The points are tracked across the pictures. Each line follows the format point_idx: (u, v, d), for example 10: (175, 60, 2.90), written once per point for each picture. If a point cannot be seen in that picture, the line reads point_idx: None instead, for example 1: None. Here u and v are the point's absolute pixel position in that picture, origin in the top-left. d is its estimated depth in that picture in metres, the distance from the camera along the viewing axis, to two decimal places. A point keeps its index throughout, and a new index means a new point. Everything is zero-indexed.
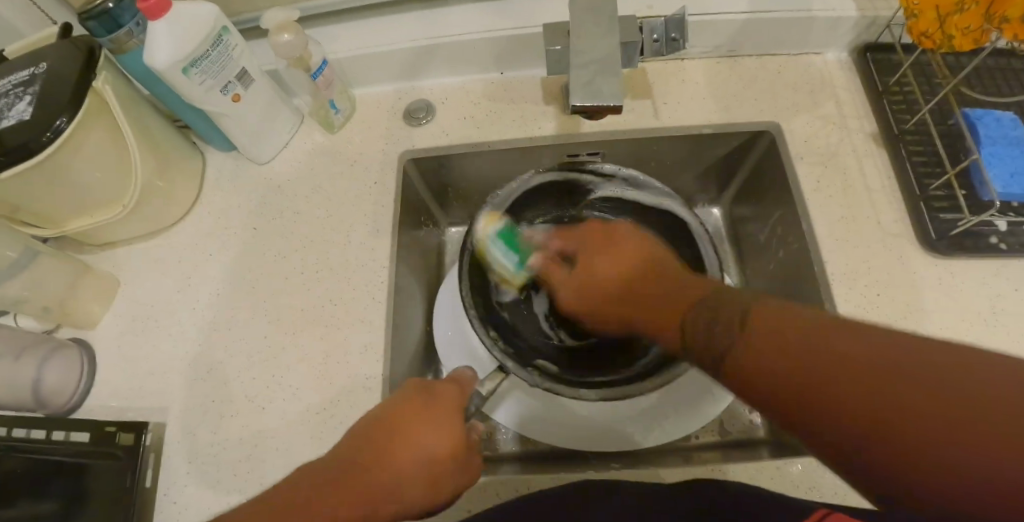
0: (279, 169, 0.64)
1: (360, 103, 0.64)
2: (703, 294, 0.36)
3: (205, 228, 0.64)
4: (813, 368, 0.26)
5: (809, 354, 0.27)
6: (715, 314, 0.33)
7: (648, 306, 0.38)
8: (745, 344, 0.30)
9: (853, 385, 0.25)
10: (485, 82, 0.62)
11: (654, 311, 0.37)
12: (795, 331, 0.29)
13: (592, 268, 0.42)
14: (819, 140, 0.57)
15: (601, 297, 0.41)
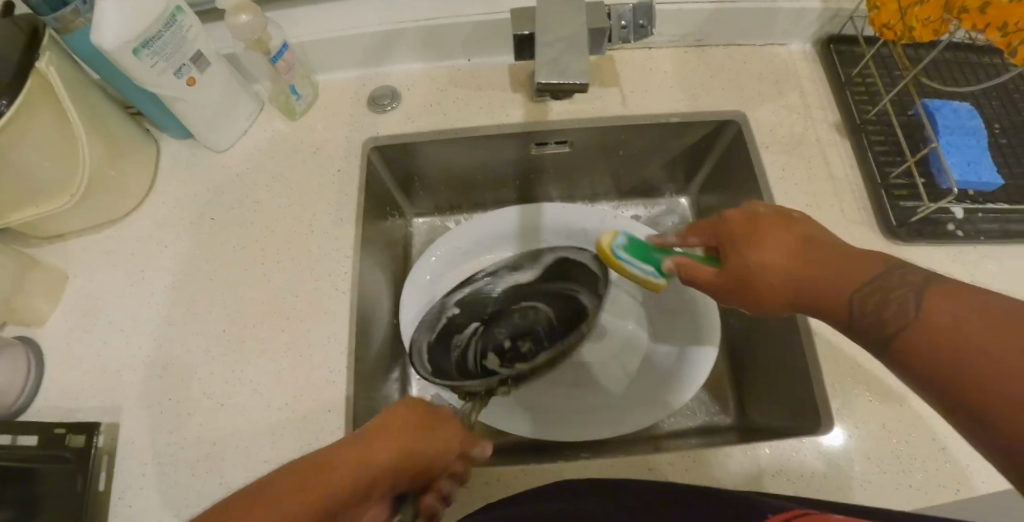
0: (239, 157, 0.61)
1: (323, 90, 0.62)
2: (770, 224, 0.38)
3: (160, 218, 0.61)
4: (989, 356, 0.25)
5: (976, 336, 0.26)
6: (903, 306, 0.31)
7: (821, 288, 0.35)
8: (919, 306, 0.30)
9: (906, 316, 0.30)
10: (452, 69, 0.61)
11: (824, 291, 0.34)
12: (990, 311, 0.27)
13: (748, 256, 0.38)
14: (783, 129, 0.57)
15: (774, 277, 0.36)
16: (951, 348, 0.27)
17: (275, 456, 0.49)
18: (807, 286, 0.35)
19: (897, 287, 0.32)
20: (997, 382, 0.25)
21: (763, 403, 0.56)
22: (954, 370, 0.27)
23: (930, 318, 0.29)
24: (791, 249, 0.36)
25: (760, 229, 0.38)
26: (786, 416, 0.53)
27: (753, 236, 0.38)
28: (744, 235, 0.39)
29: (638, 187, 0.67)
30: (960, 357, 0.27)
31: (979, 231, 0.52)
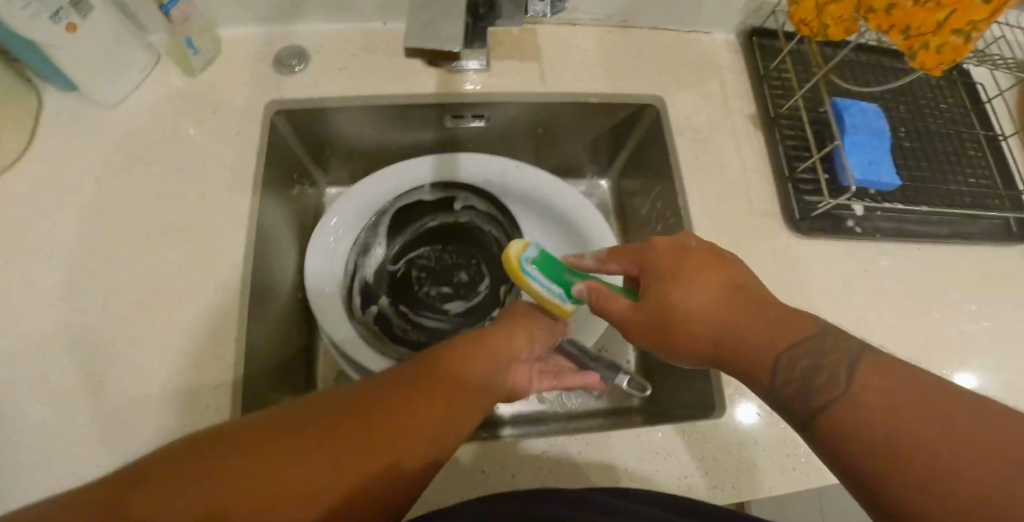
0: (130, 113, 0.56)
1: (226, 46, 0.57)
2: (716, 263, 0.39)
3: (34, 175, 0.55)
4: (905, 440, 0.27)
5: (905, 418, 0.27)
6: (831, 381, 0.32)
7: (750, 348, 0.35)
8: (851, 380, 0.31)
9: (854, 391, 0.30)
10: (367, 33, 0.58)
11: (744, 350, 0.35)
12: (913, 393, 0.28)
13: (670, 306, 0.38)
14: (701, 118, 0.57)
15: (700, 332, 0.37)
16: (895, 418, 0.28)
17: (144, 436, 0.45)
18: (735, 343, 0.36)
19: (832, 354, 0.33)
20: (946, 468, 0.26)
21: (666, 386, 0.57)
22: (895, 436, 0.27)
23: (858, 389, 0.30)
24: (716, 304, 0.37)
25: (682, 278, 0.38)
26: (684, 399, 0.54)
27: (687, 265, 0.39)
28: (683, 270, 0.39)
29: (560, 166, 0.67)
30: (888, 426, 0.28)
31: (876, 228, 0.55)
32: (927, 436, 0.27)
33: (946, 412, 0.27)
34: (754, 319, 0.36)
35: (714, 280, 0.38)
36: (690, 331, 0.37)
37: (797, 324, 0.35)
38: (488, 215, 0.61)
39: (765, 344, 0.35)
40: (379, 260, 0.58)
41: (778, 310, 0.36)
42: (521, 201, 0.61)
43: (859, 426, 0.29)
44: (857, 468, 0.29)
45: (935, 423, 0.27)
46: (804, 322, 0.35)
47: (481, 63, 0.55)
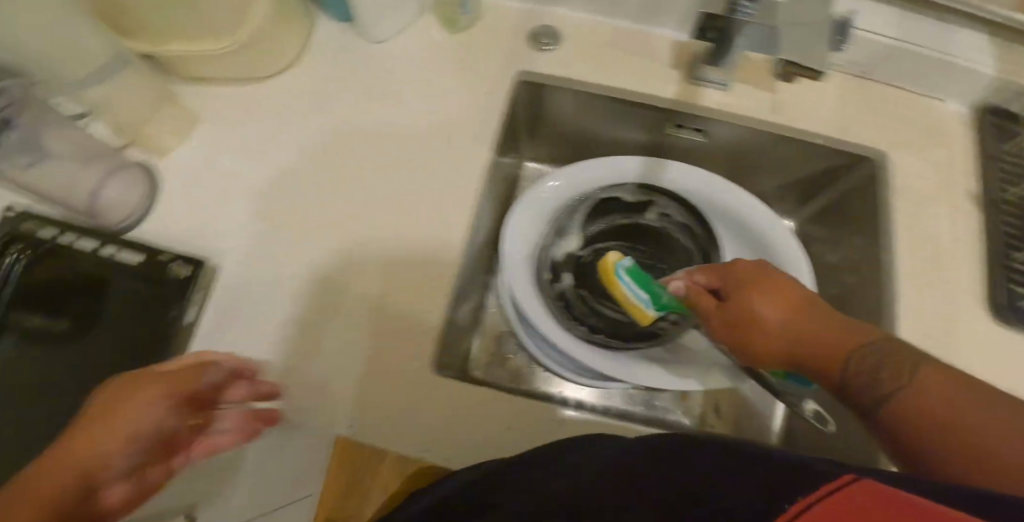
0: (390, 51, 0.62)
1: (487, 12, 0.62)
2: (801, 288, 0.41)
3: (300, 88, 0.63)
4: (954, 423, 0.29)
5: (949, 403, 0.30)
6: (895, 370, 0.33)
7: (815, 347, 0.38)
8: (910, 376, 0.32)
9: (913, 380, 0.32)
10: (616, 28, 0.61)
11: (816, 347, 0.38)
12: (965, 381, 0.31)
13: (749, 309, 0.41)
14: (920, 183, 0.58)
15: (770, 336, 0.40)
16: (963, 409, 0.29)
17: (365, 335, 0.51)
18: (799, 342, 0.39)
19: (894, 355, 0.34)
20: (998, 450, 0.27)
21: (815, 433, 0.58)
22: (949, 422, 0.29)
23: (913, 385, 0.32)
24: (784, 309, 0.40)
25: (762, 285, 0.42)
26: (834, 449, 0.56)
27: (770, 283, 0.42)
28: (766, 284, 0.42)
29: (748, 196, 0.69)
30: (948, 421, 0.29)
31: None
32: (974, 423, 0.28)
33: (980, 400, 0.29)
34: (827, 329, 0.38)
35: (782, 292, 0.41)
36: (770, 342, 0.40)
37: (861, 329, 0.37)
38: (680, 224, 0.65)
39: (831, 344, 0.37)
40: (571, 241, 0.66)
41: (847, 320, 0.38)
42: (718, 216, 0.64)
43: (923, 406, 0.31)
44: (916, 449, 0.31)
45: (976, 410, 0.28)
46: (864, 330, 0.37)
47: (725, 82, 0.58)
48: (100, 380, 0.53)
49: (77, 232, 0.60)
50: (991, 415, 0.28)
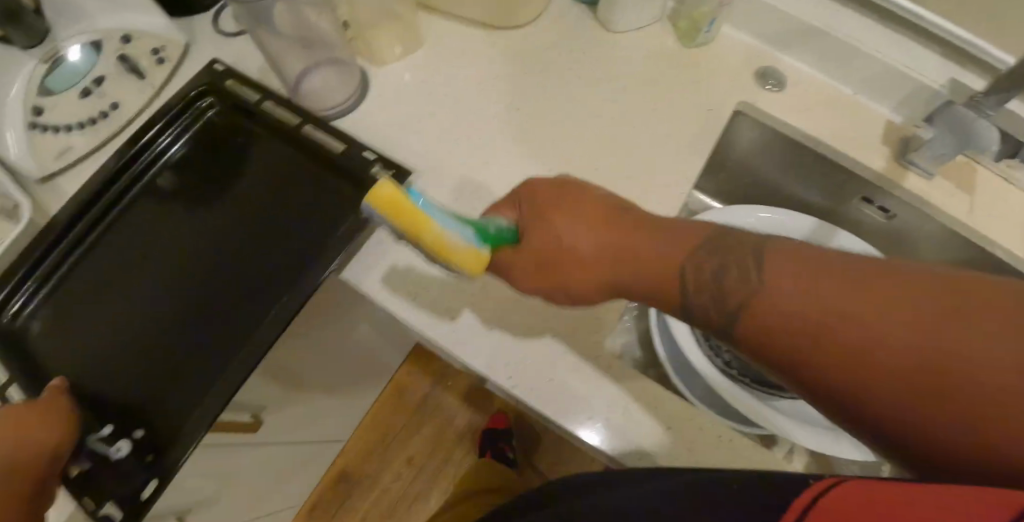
0: (623, 43, 0.66)
1: (721, 38, 0.66)
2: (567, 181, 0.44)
3: (528, 48, 0.66)
4: (875, 351, 0.30)
5: (840, 298, 0.32)
6: (744, 271, 0.37)
7: (683, 270, 0.39)
8: (794, 290, 0.34)
9: (818, 299, 0.33)
10: (836, 92, 0.64)
11: (715, 282, 0.38)
12: (847, 272, 0.33)
13: (568, 242, 0.41)
14: None
15: (562, 267, 0.41)
16: (892, 329, 0.30)
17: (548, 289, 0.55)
18: (658, 278, 0.40)
19: (777, 275, 0.35)
20: (923, 371, 0.29)
21: None
22: (884, 356, 0.30)
23: (807, 296, 0.33)
24: (593, 230, 0.41)
25: (551, 219, 0.41)
26: None
27: (575, 203, 0.42)
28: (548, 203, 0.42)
29: None
30: (883, 355, 0.30)
31: None
32: (898, 340, 0.29)
33: (912, 318, 0.29)
34: (688, 248, 0.39)
35: (593, 215, 0.41)
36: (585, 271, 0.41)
37: (684, 238, 0.40)
38: None
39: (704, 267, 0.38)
40: None
41: (668, 228, 0.41)
42: None
43: (832, 351, 0.32)
44: (847, 400, 0.32)
45: (908, 337, 0.29)
46: (768, 248, 0.37)
47: (930, 171, 0.60)
48: (277, 244, 0.58)
49: (275, 98, 0.62)
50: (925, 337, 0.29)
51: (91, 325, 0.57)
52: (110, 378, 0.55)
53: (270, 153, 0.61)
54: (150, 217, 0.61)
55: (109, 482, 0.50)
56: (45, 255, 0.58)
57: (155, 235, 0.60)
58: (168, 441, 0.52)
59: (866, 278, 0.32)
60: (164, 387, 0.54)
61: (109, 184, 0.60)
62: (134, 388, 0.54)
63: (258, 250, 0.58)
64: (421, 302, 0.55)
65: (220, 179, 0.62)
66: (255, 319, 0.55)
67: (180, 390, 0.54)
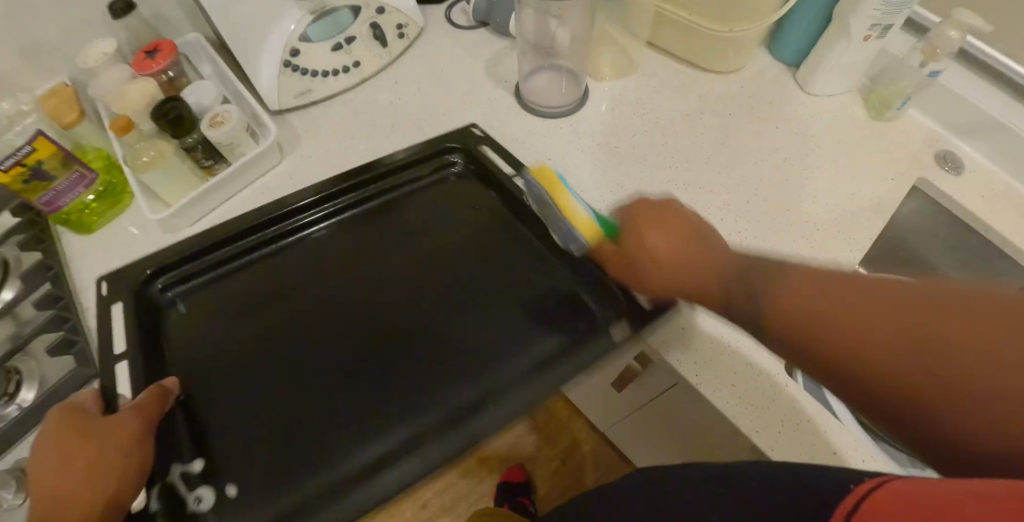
0: (815, 104, 0.73)
1: (906, 117, 0.72)
2: (666, 202, 0.50)
3: (729, 92, 0.73)
4: (895, 345, 0.31)
5: (867, 326, 0.33)
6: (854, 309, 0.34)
7: (779, 314, 0.38)
8: (845, 330, 0.34)
9: (864, 339, 0.33)
10: (1013, 186, 0.68)
11: (797, 325, 0.36)
12: (918, 303, 0.31)
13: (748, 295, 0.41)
14: None
15: (651, 263, 0.47)
16: (913, 349, 0.31)
17: None
18: (724, 295, 0.43)
19: (803, 292, 0.37)
20: (931, 388, 0.30)
21: None
22: (881, 346, 0.32)
23: (818, 304, 0.36)
24: (671, 239, 0.47)
25: (659, 215, 0.49)
26: None
27: (674, 222, 0.48)
28: (686, 242, 0.47)
29: None
30: (921, 368, 0.30)
31: None
32: (934, 343, 0.30)
33: (896, 311, 0.32)
34: (805, 283, 0.38)
35: (679, 237, 0.47)
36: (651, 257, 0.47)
37: (782, 270, 0.40)
38: None
39: (827, 335, 0.34)
40: None
41: (704, 241, 0.47)
42: None
43: (883, 381, 0.32)
44: (875, 393, 0.33)
45: (948, 330, 0.29)
46: (826, 277, 0.37)
47: None
48: (474, 312, 0.56)
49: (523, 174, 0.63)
50: (952, 349, 0.29)
51: (255, 335, 0.55)
52: (240, 419, 0.50)
53: (491, 238, 0.62)
54: (347, 251, 0.61)
55: (184, 517, 0.46)
56: (251, 256, 0.60)
57: (351, 269, 0.59)
58: (265, 486, 0.47)
59: (867, 299, 0.34)
60: (299, 428, 0.50)
61: (315, 213, 0.62)
62: (265, 424, 0.50)
63: (441, 323, 0.56)
64: (640, 300, 0.55)
65: (416, 246, 0.61)
66: (421, 404, 0.51)
67: (319, 438, 0.49)
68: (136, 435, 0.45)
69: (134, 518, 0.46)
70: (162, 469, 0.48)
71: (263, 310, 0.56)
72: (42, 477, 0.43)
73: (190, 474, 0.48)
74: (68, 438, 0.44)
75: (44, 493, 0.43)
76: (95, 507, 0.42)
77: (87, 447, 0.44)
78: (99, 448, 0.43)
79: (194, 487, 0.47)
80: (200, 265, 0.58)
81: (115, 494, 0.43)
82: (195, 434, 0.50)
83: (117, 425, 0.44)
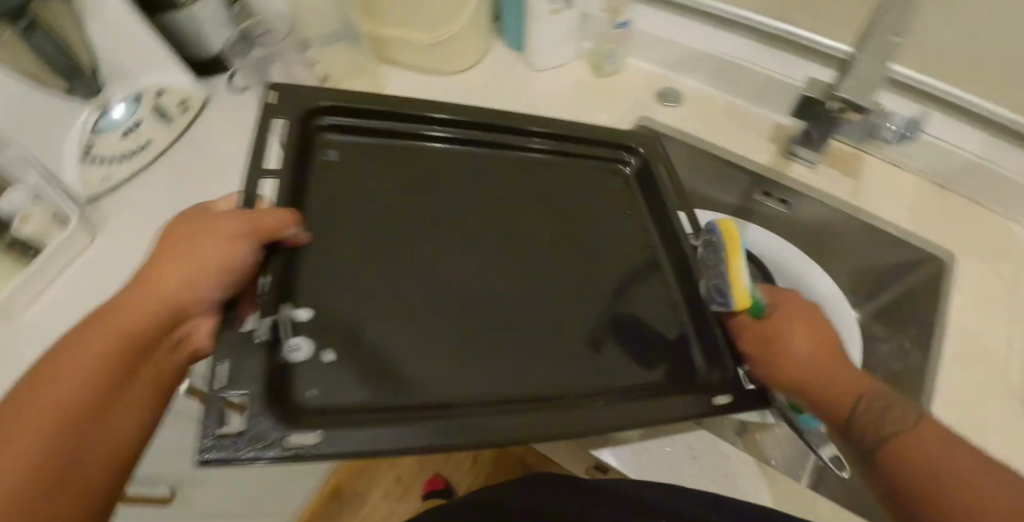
0: (544, 78, 0.80)
1: (627, 68, 0.79)
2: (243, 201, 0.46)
3: (468, 87, 0.81)
4: (935, 465, 0.36)
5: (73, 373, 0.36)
6: (897, 417, 0.39)
7: (130, 306, 0.40)
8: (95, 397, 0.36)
9: (112, 381, 0.38)
10: (729, 103, 0.75)
11: (148, 324, 0.40)
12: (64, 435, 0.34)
13: (788, 335, 0.43)
14: (985, 289, 0.61)
15: (756, 333, 0.46)
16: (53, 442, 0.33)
17: None
18: (153, 294, 0.40)
19: (122, 380, 0.38)
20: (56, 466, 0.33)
21: None
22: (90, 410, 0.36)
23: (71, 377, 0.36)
24: (178, 257, 0.41)
25: (774, 310, 0.46)
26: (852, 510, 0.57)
27: (203, 221, 0.42)
28: (172, 299, 0.40)
29: None
30: (47, 436, 0.33)
31: None
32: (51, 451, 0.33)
33: (982, 476, 0.34)
34: (195, 235, 0.42)
35: (189, 235, 0.42)
36: (166, 283, 0.40)
37: (178, 265, 0.41)
38: None
39: (103, 324, 0.39)
40: None
41: (197, 267, 0.41)
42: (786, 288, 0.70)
43: (113, 321, 0.38)
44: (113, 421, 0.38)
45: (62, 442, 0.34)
46: (186, 265, 0.41)
47: (812, 161, 0.68)
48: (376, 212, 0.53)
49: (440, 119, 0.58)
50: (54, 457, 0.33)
51: (345, 167, 0.55)
52: (352, 296, 0.47)
53: (593, 204, 0.60)
54: (342, 181, 0.54)
55: (299, 388, 0.41)
56: (331, 140, 0.56)
57: (405, 225, 0.53)
58: (352, 406, 0.41)
59: (81, 413, 0.35)
60: (438, 346, 0.46)
61: (441, 137, 0.59)
62: (364, 273, 0.49)
63: (475, 259, 0.52)
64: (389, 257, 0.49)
65: (491, 183, 0.58)
66: (537, 329, 0.49)
67: (530, 397, 0.45)
68: (242, 234, 0.41)
69: (229, 382, 0.36)
70: (269, 371, 0.38)
71: (312, 202, 0.52)
72: (167, 273, 0.40)
73: (291, 318, 0.44)
74: (164, 256, 0.41)
75: (186, 272, 0.40)
76: (122, 348, 0.38)
77: (161, 268, 0.41)
78: (214, 241, 0.41)
79: (287, 330, 0.43)
80: (291, 157, 0.51)
81: (128, 340, 0.38)
82: (298, 283, 0.46)
83: (246, 222, 0.42)
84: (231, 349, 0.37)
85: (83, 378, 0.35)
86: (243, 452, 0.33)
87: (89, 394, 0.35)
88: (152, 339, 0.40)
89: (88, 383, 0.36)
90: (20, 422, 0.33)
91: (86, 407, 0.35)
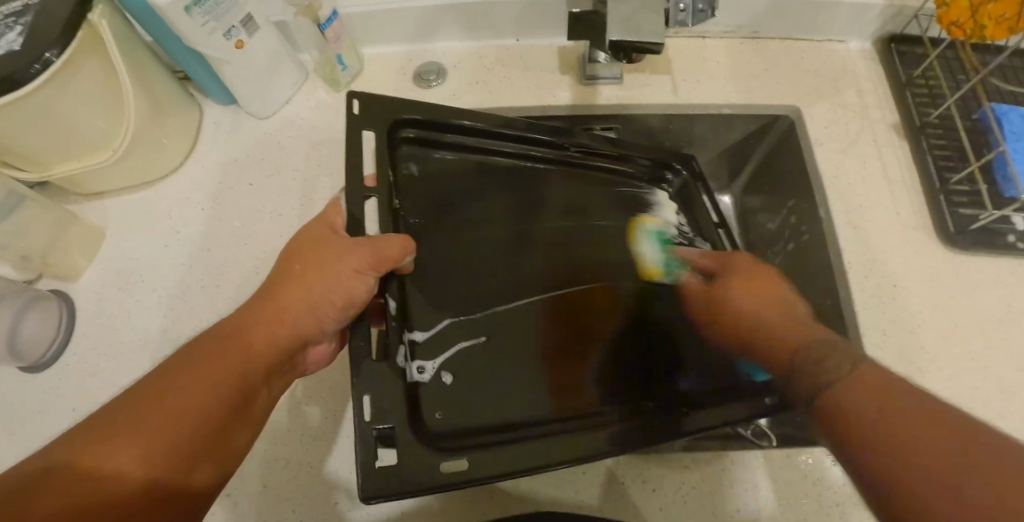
0: (284, 124, 0.64)
1: (370, 62, 0.63)
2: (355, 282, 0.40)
3: (203, 181, 0.63)
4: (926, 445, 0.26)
5: (130, 426, 0.30)
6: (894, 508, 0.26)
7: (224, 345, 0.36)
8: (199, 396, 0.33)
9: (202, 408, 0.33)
10: (501, 49, 0.62)
11: (231, 365, 0.35)
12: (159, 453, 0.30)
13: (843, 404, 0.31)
14: (838, 127, 0.56)
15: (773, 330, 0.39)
16: (128, 483, 0.29)
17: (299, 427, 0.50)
18: (233, 368, 0.35)
19: (232, 382, 0.35)
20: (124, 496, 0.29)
21: None
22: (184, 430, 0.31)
23: (200, 377, 0.33)
24: (246, 341, 0.36)
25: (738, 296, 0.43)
26: None
27: (275, 310, 0.39)
28: (255, 354, 0.36)
29: None
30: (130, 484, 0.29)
31: None
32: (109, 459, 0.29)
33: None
34: (256, 322, 0.38)
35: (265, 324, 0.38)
36: (242, 354, 0.36)
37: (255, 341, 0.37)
38: None
39: (234, 339, 0.36)
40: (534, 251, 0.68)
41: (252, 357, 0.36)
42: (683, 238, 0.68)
43: (170, 375, 0.33)
44: (180, 481, 0.31)
45: (143, 471, 0.29)
46: (251, 356, 0.36)
47: (616, 75, 0.58)
48: (445, 270, 0.51)
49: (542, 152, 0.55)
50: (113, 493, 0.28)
51: (411, 213, 0.51)
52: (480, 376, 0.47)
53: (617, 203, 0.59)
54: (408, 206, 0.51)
55: (425, 410, 0.43)
56: (406, 155, 0.52)
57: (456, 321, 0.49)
58: (466, 436, 0.43)
59: (180, 423, 0.31)
60: (492, 407, 0.46)
61: (509, 151, 0.55)
62: (473, 352, 0.48)
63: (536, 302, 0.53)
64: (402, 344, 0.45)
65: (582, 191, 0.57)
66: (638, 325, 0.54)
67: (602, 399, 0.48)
68: (318, 311, 0.40)
69: (374, 411, 0.39)
70: (405, 406, 0.40)
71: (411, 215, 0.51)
72: (284, 303, 0.39)
73: (409, 345, 0.46)
74: (264, 307, 0.39)
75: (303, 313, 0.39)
76: (211, 401, 0.33)
77: (277, 305, 0.39)
78: (332, 289, 0.40)
79: (413, 356, 0.46)
80: (384, 181, 0.48)
81: (212, 404, 0.33)
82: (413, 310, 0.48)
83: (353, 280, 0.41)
84: (366, 473, 0.37)
85: (144, 438, 0.30)
86: (398, 479, 0.37)
87: (166, 456, 0.30)
88: (246, 396, 0.35)
89: (181, 423, 0.31)
90: (103, 461, 0.29)
91: (144, 478, 0.29)
